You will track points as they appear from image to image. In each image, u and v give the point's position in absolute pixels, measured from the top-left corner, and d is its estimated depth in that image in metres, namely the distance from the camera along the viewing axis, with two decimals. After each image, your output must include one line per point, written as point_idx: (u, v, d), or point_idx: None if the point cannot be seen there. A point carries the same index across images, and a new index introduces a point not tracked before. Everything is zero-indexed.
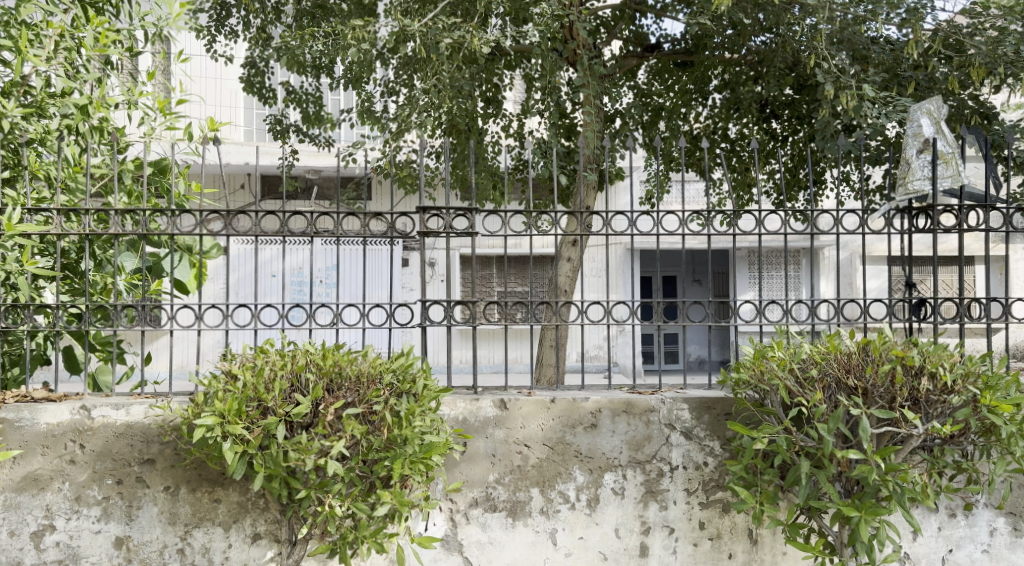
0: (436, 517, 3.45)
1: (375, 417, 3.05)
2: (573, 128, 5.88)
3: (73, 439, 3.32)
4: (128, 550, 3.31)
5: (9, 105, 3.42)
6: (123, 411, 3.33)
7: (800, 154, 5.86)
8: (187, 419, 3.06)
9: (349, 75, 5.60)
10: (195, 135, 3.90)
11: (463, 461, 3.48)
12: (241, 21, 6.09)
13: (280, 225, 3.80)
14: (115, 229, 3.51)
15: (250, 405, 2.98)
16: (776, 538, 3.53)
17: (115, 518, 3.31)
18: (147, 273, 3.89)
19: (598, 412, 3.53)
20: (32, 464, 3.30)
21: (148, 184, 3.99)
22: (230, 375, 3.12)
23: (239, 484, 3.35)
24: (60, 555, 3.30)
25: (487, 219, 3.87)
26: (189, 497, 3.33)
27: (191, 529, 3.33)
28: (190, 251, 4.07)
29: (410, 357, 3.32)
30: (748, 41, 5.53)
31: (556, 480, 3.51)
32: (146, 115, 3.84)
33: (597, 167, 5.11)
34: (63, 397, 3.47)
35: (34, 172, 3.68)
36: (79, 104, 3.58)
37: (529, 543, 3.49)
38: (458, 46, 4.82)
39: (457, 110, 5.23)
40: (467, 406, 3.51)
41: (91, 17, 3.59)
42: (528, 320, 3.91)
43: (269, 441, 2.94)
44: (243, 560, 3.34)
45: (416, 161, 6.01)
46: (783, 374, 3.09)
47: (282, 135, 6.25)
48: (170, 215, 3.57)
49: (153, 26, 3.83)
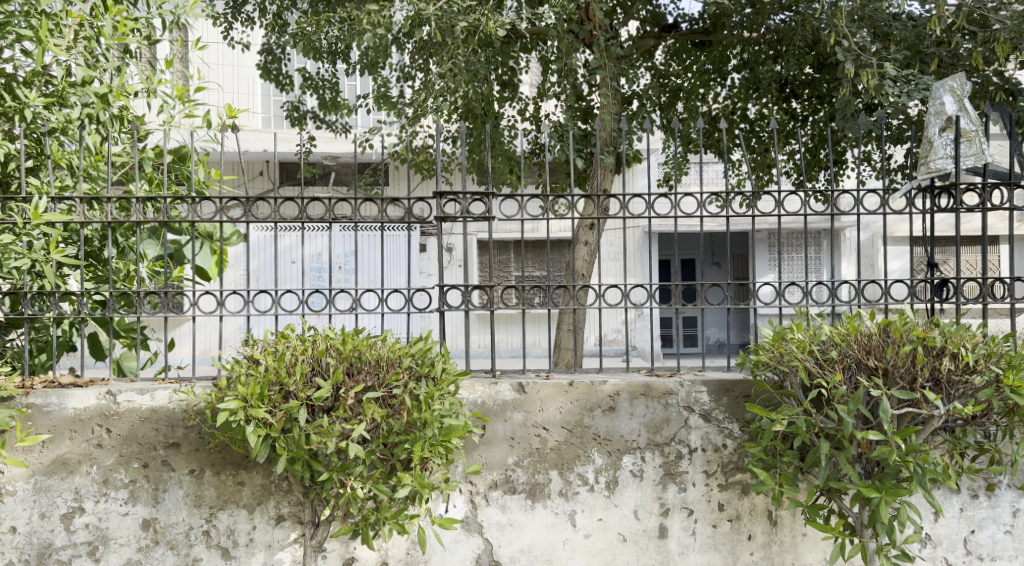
0: (456, 498, 3.49)
1: (395, 400, 3.09)
2: (591, 111, 5.83)
3: (99, 423, 3.38)
4: (156, 532, 3.38)
5: (31, 95, 3.50)
6: (148, 396, 3.39)
7: (820, 134, 5.79)
8: (210, 404, 3.11)
9: (365, 60, 5.60)
10: (214, 123, 3.91)
11: (482, 444, 3.51)
12: (257, 7, 6.11)
13: (299, 211, 3.81)
14: (136, 218, 3.55)
15: (272, 389, 3.02)
16: (796, 520, 3.53)
17: (142, 501, 3.38)
18: (169, 260, 3.95)
19: (616, 395, 3.54)
20: (61, 448, 3.37)
21: (168, 172, 4.04)
22: (252, 360, 3.16)
23: (262, 467, 3.40)
24: (89, 537, 3.37)
25: (504, 204, 3.85)
26: (214, 480, 3.39)
27: (216, 511, 3.39)
28: (211, 237, 4.12)
29: (429, 342, 3.33)
30: (767, 19, 5.46)
31: (575, 463, 3.52)
32: (165, 103, 3.85)
33: (614, 150, 5.09)
34: (89, 383, 3.53)
35: (57, 161, 3.73)
36: (99, 93, 3.64)
37: (548, 524, 3.51)
38: (473, 30, 4.79)
39: (474, 95, 5.21)
40: (485, 390, 3.53)
41: (110, 6, 3.61)
42: (546, 305, 3.90)
43: (291, 424, 2.97)
44: (267, 541, 3.40)
45: (433, 146, 6.01)
46: (802, 355, 3.07)
47: (300, 121, 6.28)
48: (190, 202, 3.60)
49: (171, 14, 3.85)
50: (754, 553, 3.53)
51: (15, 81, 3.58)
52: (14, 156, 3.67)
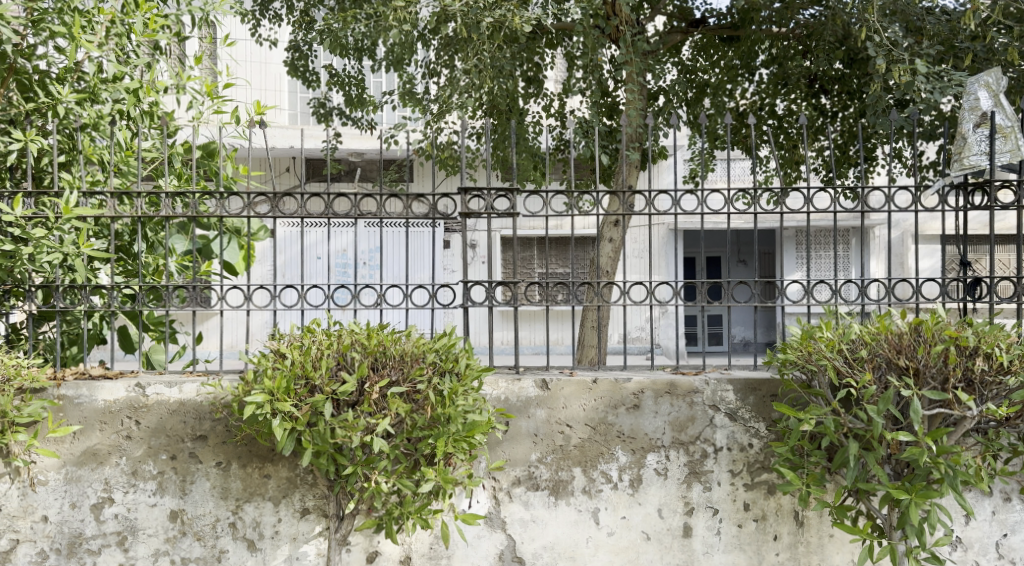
0: (480, 494, 3.49)
1: (418, 396, 3.10)
2: (616, 107, 5.79)
3: (129, 415, 3.42)
4: (183, 523, 3.42)
5: (64, 90, 3.59)
6: (176, 389, 3.43)
7: (851, 130, 5.72)
8: (237, 397, 3.14)
9: (391, 57, 5.61)
10: (242, 120, 3.91)
11: (505, 440, 3.51)
12: (284, 5, 6.14)
13: (325, 207, 3.83)
14: (166, 213, 3.60)
15: (298, 383, 3.04)
16: (823, 520, 3.49)
17: (170, 492, 3.42)
18: (197, 255, 4.00)
19: (640, 392, 3.52)
20: (91, 439, 3.42)
21: (197, 167, 4.08)
22: (279, 354, 3.19)
23: (288, 460, 3.42)
24: (118, 527, 3.42)
25: (528, 200, 3.82)
26: (240, 473, 3.42)
27: (242, 504, 3.42)
28: (239, 233, 4.17)
29: (452, 337, 3.33)
30: (796, 14, 5.41)
31: (599, 460, 3.51)
32: (194, 99, 3.88)
33: (639, 146, 5.04)
34: (118, 375, 3.58)
35: (88, 156, 3.79)
36: (130, 89, 3.68)
37: (571, 522, 3.50)
38: (499, 25, 4.79)
39: (499, 91, 5.20)
40: (508, 386, 3.52)
41: (141, 3, 3.66)
42: (570, 301, 3.87)
43: (317, 418, 3.00)
44: (292, 534, 3.42)
45: (458, 142, 6.01)
46: (831, 354, 3.03)
47: (326, 119, 6.33)
48: (219, 198, 3.63)
49: (200, 10, 3.88)
50: (780, 553, 3.49)
51: (48, 78, 3.63)
52: (47, 152, 3.72)
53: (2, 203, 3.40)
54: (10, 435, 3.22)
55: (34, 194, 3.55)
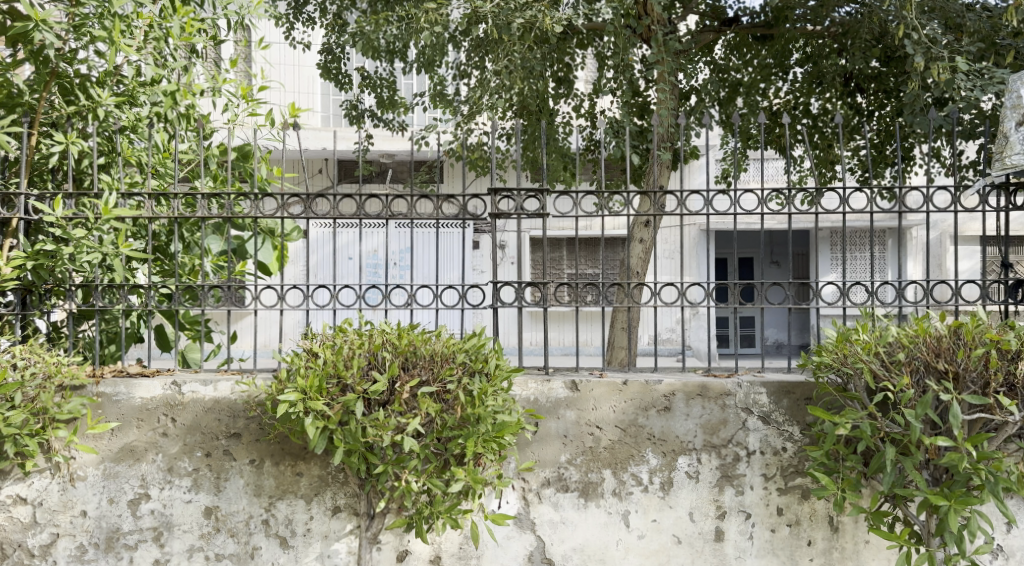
0: (509, 495, 3.48)
1: (449, 396, 3.11)
2: (647, 106, 5.75)
3: (165, 413, 3.49)
4: (218, 519, 3.47)
5: (103, 94, 3.66)
6: (212, 387, 3.48)
7: (887, 130, 5.61)
8: (271, 396, 3.17)
9: (421, 59, 5.66)
10: (276, 122, 3.96)
11: (535, 441, 3.50)
12: (318, 8, 6.22)
13: (357, 208, 3.86)
14: (202, 213, 3.66)
15: (330, 382, 3.07)
16: (859, 526, 3.43)
17: (205, 489, 3.47)
18: (232, 256, 4.06)
19: (671, 395, 3.49)
20: (129, 436, 3.48)
21: (233, 169, 4.15)
22: (311, 353, 3.22)
23: (320, 458, 3.46)
24: (155, 523, 3.47)
25: (558, 200, 3.80)
26: (273, 470, 3.47)
27: (275, 501, 3.46)
28: (273, 234, 4.24)
29: (482, 338, 3.34)
30: (832, 12, 5.33)
31: (629, 462, 3.48)
32: (230, 102, 3.94)
33: (671, 146, 5.00)
34: (155, 373, 3.64)
35: (127, 158, 3.89)
36: (168, 92, 3.75)
37: (601, 524, 3.48)
38: (530, 26, 4.79)
39: (529, 91, 5.20)
40: (538, 387, 3.52)
41: (179, 7, 3.73)
42: (600, 302, 3.85)
43: (348, 417, 3.02)
44: (323, 532, 3.45)
45: (488, 143, 6.01)
46: (867, 357, 2.97)
47: (358, 121, 6.38)
48: (253, 199, 3.68)
49: (236, 14, 3.94)
50: (814, 559, 3.43)
51: (88, 81, 3.70)
52: (87, 154, 3.80)
53: (44, 204, 3.50)
54: (50, 431, 3.27)
55: (74, 195, 3.62)
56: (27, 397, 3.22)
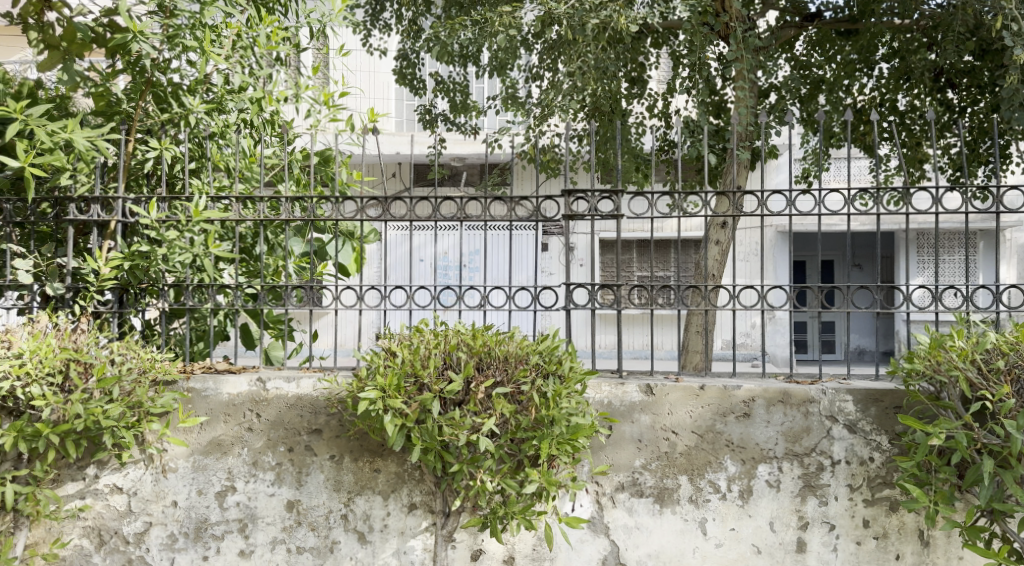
0: (583, 498, 3.45)
1: (523, 397, 3.12)
2: (724, 105, 5.63)
3: (250, 408, 3.61)
4: (299, 513, 3.57)
5: (194, 102, 3.79)
6: (294, 384, 3.59)
7: (982, 127, 5.34)
8: (351, 393, 3.25)
9: (494, 62, 5.71)
10: (356, 127, 4.06)
11: (609, 445, 3.47)
12: (394, 15, 6.34)
13: (432, 211, 3.92)
14: (286, 216, 3.78)
15: (408, 380, 3.13)
16: (951, 541, 3.27)
17: (287, 483, 3.58)
18: (313, 257, 4.19)
19: (751, 400, 3.40)
20: (216, 430, 3.61)
21: (314, 173, 4.28)
22: (389, 352, 3.28)
23: (396, 455, 3.52)
24: (240, 514, 3.59)
25: (633, 201, 3.76)
26: (352, 466, 3.54)
27: (354, 496, 3.54)
28: (351, 236, 4.34)
29: (556, 339, 3.33)
30: (922, 5, 5.11)
31: (707, 469, 3.41)
32: (312, 107, 4.07)
33: (750, 146, 4.88)
34: (242, 369, 3.78)
35: (216, 163, 4.04)
36: (253, 98, 3.93)
37: (677, 531, 3.42)
38: (605, 26, 4.76)
39: (603, 92, 5.17)
40: (612, 390, 3.49)
41: (265, 17, 3.87)
42: (675, 305, 3.80)
43: (426, 415, 3.07)
44: (400, 528, 3.51)
45: (560, 145, 5.99)
46: (963, 364, 2.84)
47: (431, 124, 6.46)
48: (334, 202, 3.79)
49: (318, 22, 4.06)
50: None
51: (181, 89, 3.88)
52: (180, 159, 3.98)
53: (139, 208, 3.67)
54: (145, 424, 3.40)
55: (167, 198, 3.77)
56: (124, 391, 3.34)
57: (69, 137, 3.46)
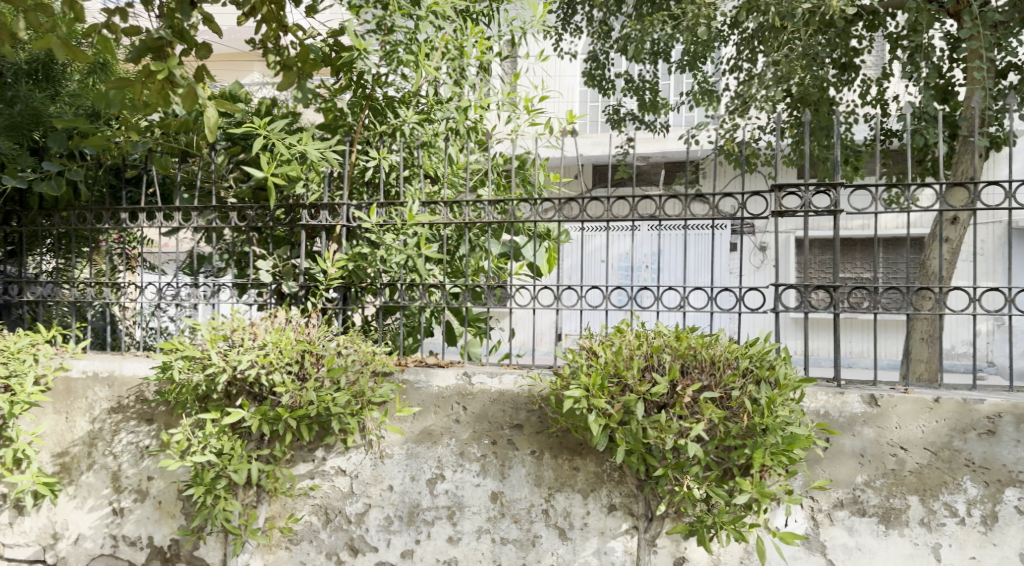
0: (796, 512, 3.25)
1: (733, 403, 2.99)
2: (950, 89, 5.09)
3: (457, 401, 3.78)
4: (502, 505, 3.67)
5: (407, 112, 4.04)
6: (498, 379, 3.71)
7: None
8: (554, 391, 3.28)
9: (687, 57, 5.56)
10: (556, 130, 4.10)
11: (825, 458, 3.24)
12: (585, 17, 6.37)
13: (631, 210, 3.87)
14: (489, 219, 3.91)
15: (612, 381, 3.10)
16: None
17: (491, 475, 3.69)
18: (512, 258, 4.30)
19: (997, 417, 3.05)
20: (427, 420, 3.81)
21: (514, 177, 4.38)
22: (591, 352, 3.28)
23: (597, 455, 3.52)
24: (449, 502, 3.75)
25: (852, 195, 3.48)
26: (553, 463, 3.59)
27: (555, 493, 3.59)
28: (546, 237, 4.42)
29: (767, 344, 3.17)
30: None
31: (941, 490, 3.10)
32: (513, 113, 4.17)
33: (987, 133, 4.38)
34: (449, 364, 3.96)
35: (426, 169, 4.26)
36: (460, 108, 4.08)
37: (905, 555, 3.14)
38: (814, 11, 4.47)
39: (810, 82, 4.87)
40: (829, 399, 3.25)
41: (472, 27, 4.03)
42: (901, 309, 3.47)
43: (629, 416, 3.03)
44: (601, 528, 3.51)
45: (758, 140, 5.72)
46: None
47: (620, 124, 6.42)
48: (533, 203, 3.86)
49: (520, 30, 4.16)
50: None
51: (395, 101, 4.14)
52: (394, 166, 4.23)
53: (361, 213, 3.97)
54: (366, 412, 3.67)
55: (384, 204, 4.03)
56: (348, 380, 3.62)
57: (304, 149, 3.82)
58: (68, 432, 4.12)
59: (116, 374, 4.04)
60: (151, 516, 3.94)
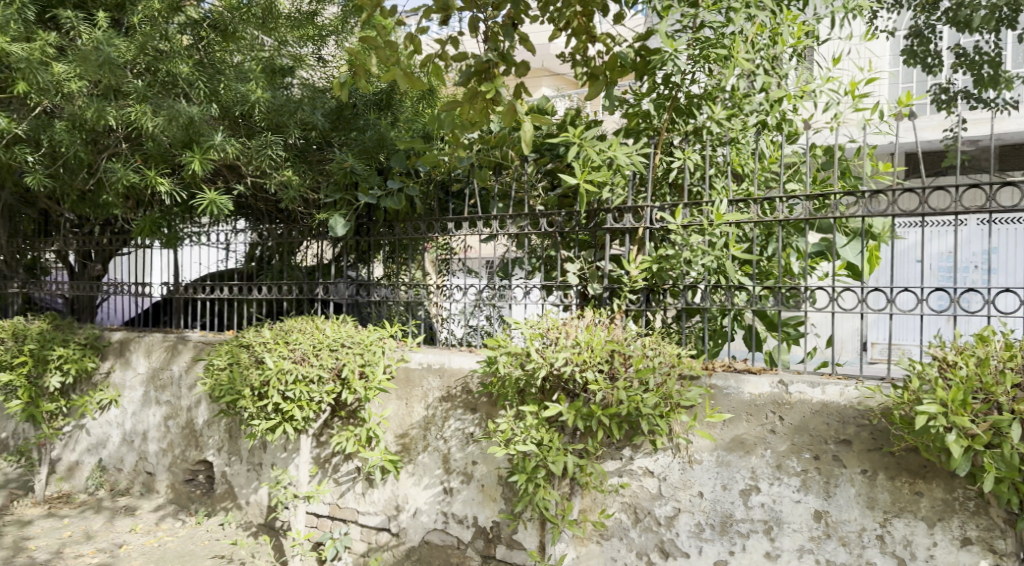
0: None
1: None
2: None
3: (773, 410, 3.59)
4: (828, 525, 3.40)
5: (716, 109, 3.95)
6: (819, 389, 3.48)
7: None
8: (900, 405, 2.98)
9: None
10: (885, 112, 3.70)
11: None
12: None
13: (986, 199, 3.31)
14: (809, 217, 3.63)
15: (976, 397, 2.77)
16: None
17: (814, 491, 3.44)
18: (825, 258, 3.97)
19: None
20: (739, 429, 3.67)
21: (831, 169, 4.06)
22: (944, 363, 2.94)
23: (945, 480, 3.14)
24: (765, 516, 3.56)
25: None
26: (889, 485, 3.27)
27: (892, 518, 3.26)
28: (869, 235, 4.03)
29: None
30: None
31: None
32: (833, 100, 3.86)
33: None
34: (760, 371, 3.79)
35: (733, 166, 4.11)
36: (772, 98, 3.91)
37: None
38: None
39: None
40: None
41: (789, 14, 3.84)
42: None
43: (1001, 439, 2.70)
44: (951, 563, 3.12)
45: None
46: None
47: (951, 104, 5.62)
48: (862, 196, 3.54)
49: (842, 9, 3.85)
50: None
51: (702, 98, 4.06)
52: (700, 166, 4.14)
53: (667, 215, 3.93)
54: (677, 415, 3.63)
55: (691, 204, 3.97)
56: (658, 382, 3.62)
57: (613, 155, 3.94)
58: (407, 416, 4.69)
59: (446, 366, 4.54)
60: (476, 498, 4.32)
